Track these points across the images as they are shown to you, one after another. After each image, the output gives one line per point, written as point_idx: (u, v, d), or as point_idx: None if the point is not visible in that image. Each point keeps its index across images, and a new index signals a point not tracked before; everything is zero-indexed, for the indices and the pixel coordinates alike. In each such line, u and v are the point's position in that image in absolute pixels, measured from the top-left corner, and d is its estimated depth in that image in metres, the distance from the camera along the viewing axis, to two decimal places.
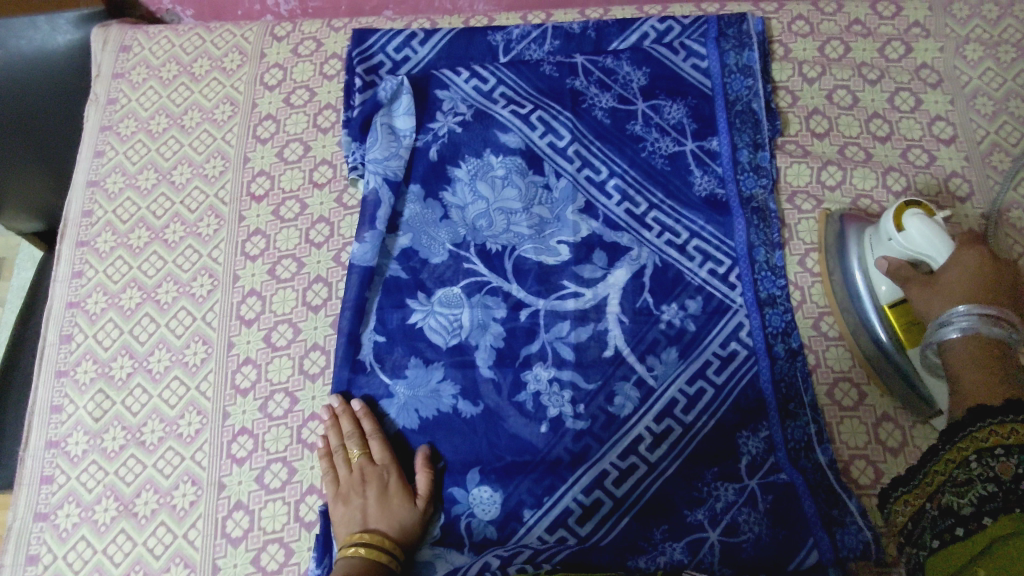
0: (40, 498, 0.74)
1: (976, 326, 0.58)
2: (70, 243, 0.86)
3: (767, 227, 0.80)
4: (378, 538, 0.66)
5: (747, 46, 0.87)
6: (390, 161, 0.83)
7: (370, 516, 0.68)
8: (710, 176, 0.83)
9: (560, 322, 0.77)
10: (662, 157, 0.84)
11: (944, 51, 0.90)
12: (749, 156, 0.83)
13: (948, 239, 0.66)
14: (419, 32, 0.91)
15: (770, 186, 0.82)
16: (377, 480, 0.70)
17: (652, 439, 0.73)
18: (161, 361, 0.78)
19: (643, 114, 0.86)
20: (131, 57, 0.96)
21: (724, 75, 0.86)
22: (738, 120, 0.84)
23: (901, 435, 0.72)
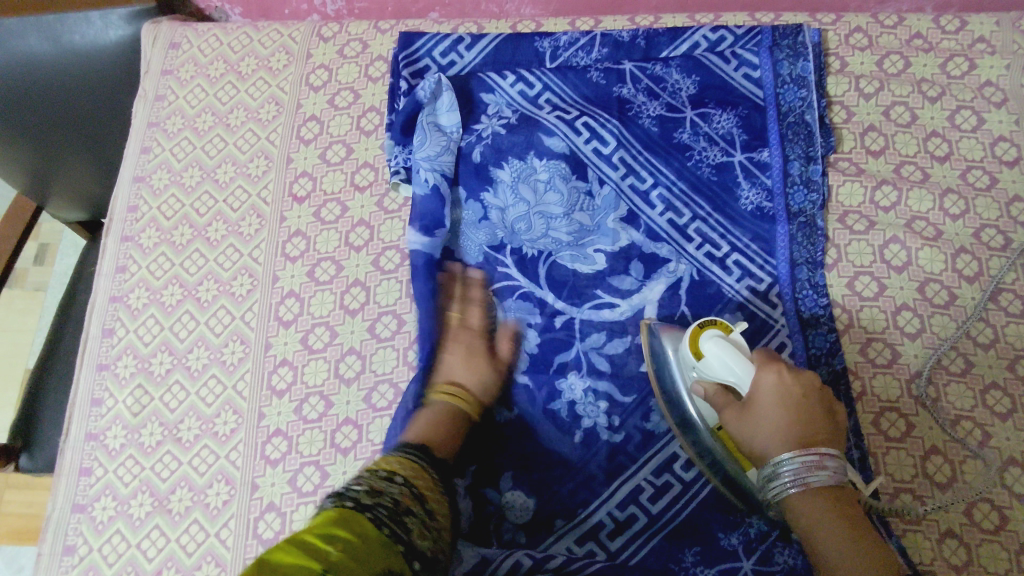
0: (79, 489, 0.75)
1: (804, 474, 0.53)
2: (115, 238, 0.87)
3: (812, 244, 0.78)
4: (459, 391, 0.68)
5: (802, 56, 0.84)
6: (442, 157, 0.81)
7: (452, 366, 0.71)
8: (758, 188, 0.80)
9: (596, 333, 0.75)
10: (710, 167, 0.82)
11: (1010, 69, 0.86)
12: (801, 169, 0.80)
13: (746, 360, 0.60)
14: (466, 36, 0.91)
15: (820, 202, 0.80)
16: (467, 340, 0.73)
17: (688, 455, 0.71)
18: (199, 358, 0.79)
19: (691, 121, 0.84)
20: (180, 54, 0.97)
21: (777, 85, 0.84)
22: (790, 132, 0.82)
23: (951, 469, 0.69)
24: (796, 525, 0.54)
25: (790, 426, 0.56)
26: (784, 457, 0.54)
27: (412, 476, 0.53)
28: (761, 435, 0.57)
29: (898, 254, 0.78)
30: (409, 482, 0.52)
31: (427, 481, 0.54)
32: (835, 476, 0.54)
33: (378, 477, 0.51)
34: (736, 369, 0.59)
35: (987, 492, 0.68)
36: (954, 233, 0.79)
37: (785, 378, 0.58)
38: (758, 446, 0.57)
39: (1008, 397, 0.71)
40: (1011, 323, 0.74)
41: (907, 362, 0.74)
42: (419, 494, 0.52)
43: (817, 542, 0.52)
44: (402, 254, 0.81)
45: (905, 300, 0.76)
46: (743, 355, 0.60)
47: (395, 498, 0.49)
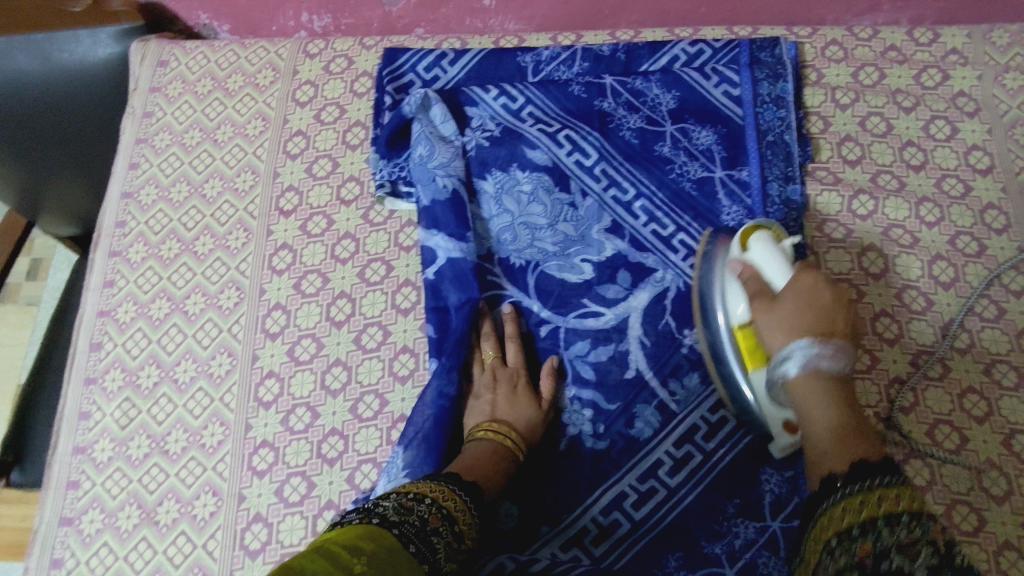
0: (67, 502, 0.75)
1: (814, 356, 0.57)
2: (104, 253, 0.88)
3: (795, 260, 0.79)
4: (499, 427, 0.69)
5: (781, 77, 0.86)
6: (455, 162, 0.84)
7: (498, 408, 0.71)
8: (738, 206, 0.82)
9: (580, 341, 0.77)
10: (691, 181, 0.83)
11: (982, 80, 0.88)
12: (779, 188, 0.82)
13: (787, 267, 0.65)
14: (449, 52, 0.92)
15: (799, 220, 0.81)
16: (508, 380, 0.73)
17: (673, 464, 0.72)
18: (187, 370, 0.80)
19: (671, 136, 0.85)
20: (168, 71, 0.98)
21: (756, 104, 0.85)
22: (769, 151, 0.83)
23: (930, 473, 0.70)
24: (800, 403, 0.58)
25: (807, 313, 0.60)
26: (799, 342, 0.58)
27: (438, 497, 0.55)
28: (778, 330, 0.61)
29: (875, 261, 0.79)
30: (435, 502, 0.54)
31: (453, 501, 0.55)
32: (843, 365, 0.57)
33: (404, 497, 0.52)
34: (774, 271, 0.65)
35: (964, 494, 0.69)
36: (930, 240, 0.80)
37: (819, 282, 0.62)
38: (775, 334, 0.61)
39: (984, 400, 0.72)
40: (987, 328, 0.76)
41: (886, 366, 0.75)
42: (447, 514, 0.53)
43: (821, 451, 0.56)
44: (388, 266, 0.83)
45: (883, 307, 0.77)
46: (785, 263, 0.65)
47: (422, 516, 0.51)
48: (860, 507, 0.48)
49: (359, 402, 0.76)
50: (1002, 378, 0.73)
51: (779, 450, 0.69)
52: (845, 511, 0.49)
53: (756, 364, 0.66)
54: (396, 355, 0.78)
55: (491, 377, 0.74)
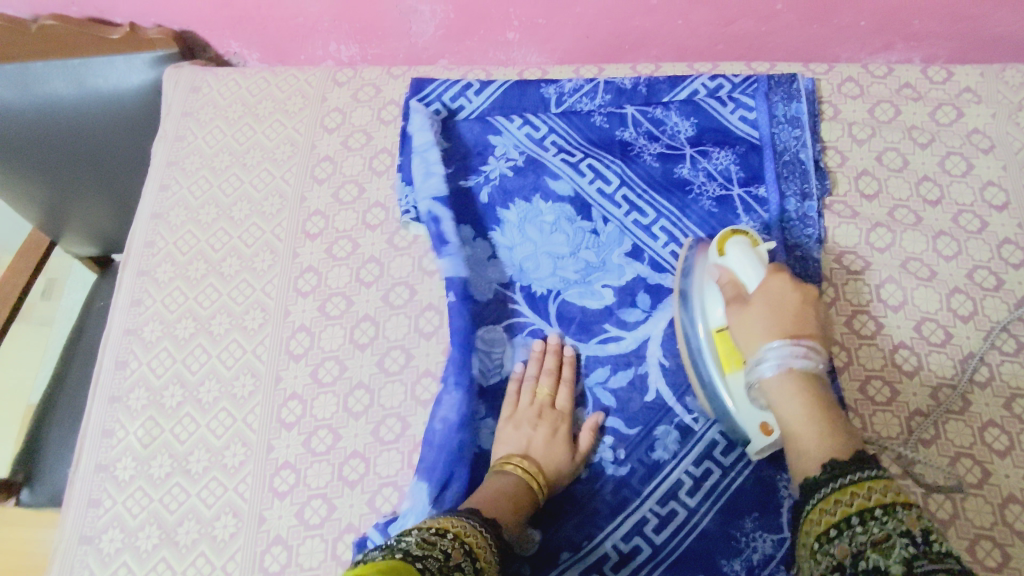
0: (87, 521, 0.75)
1: (789, 359, 0.57)
2: (131, 272, 0.90)
3: (811, 277, 0.80)
4: (534, 468, 0.68)
5: (795, 99, 0.89)
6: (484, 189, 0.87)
7: (534, 446, 0.70)
8: (757, 220, 0.83)
9: (599, 367, 0.77)
10: (710, 201, 0.85)
11: (996, 118, 0.90)
12: (796, 206, 0.83)
13: (760, 267, 0.66)
14: (474, 82, 0.95)
15: (818, 237, 0.82)
16: (551, 423, 0.72)
17: (693, 485, 0.71)
18: (210, 391, 0.80)
19: (690, 158, 0.87)
20: (201, 97, 1.00)
21: (773, 126, 0.87)
22: (785, 171, 0.85)
23: (952, 506, 0.70)
24: (779, 409, 0.58)
25: (778, 311, 0.61)
26: (774, 345, 0.58)
27: (460, 532, 0.54)
28: (755, 325, 0.62)
29: (894, 293, 0.80)
30: (457, 538, 0.53)
31: (476, 538, 0.55)
32: (817, 365, 0.58)
33: (426, 532, 0.52)
34: (749, 272, 0.66)
35: (988, 529, 0.68)
36: (949, 274, 0.81)
37: (787, 286, 0.63)
38: (748, 334, 0.62)
39: (1005, 434, 0.72)
40: (1006, 362, 0.76)
41: (906, 400, 0.75)
42: (469, 550, 0.52)
43: (793, 438, 0.57)
44: (412, 290, 0.84)
45: (902, 338, 0.78)
46: (758, 262, 0.66)
47: (444, 550, 0.50)
48: (833, 508, 0.48)
49: (381, 425, 0.76)
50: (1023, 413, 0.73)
51: (756, 451, 0.68)
52: (832, 506, 0.49)
53: (733, 365, 0.67)
54: (418, 378, 0.79)
55: (537, 413, 0.73)
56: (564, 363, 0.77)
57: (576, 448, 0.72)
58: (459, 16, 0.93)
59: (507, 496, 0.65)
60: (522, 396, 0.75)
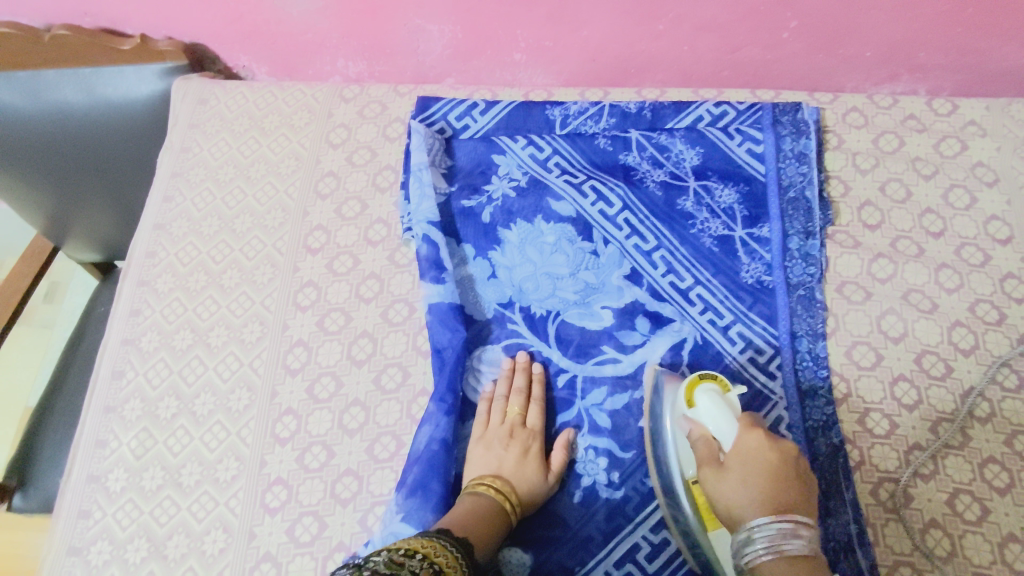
0: (76, 532, 0.75)
1: (777, 539, 0.53)
2: (132, 282, 0.90)
3: (813, 317, 0.80)
4: (504, 487, 0.67)
5: (804, 134, 0.88)
6: (485, 207, 0.87)
7: (505, 467, 0.70)
8: (758, 262, 0.83)
9: (597, 389, 0.77)
10: (712, 238, 0.85)
11: (1001, 151, 0.90)
12: (799, 244, 0.83)
13: (733, 420, 0.62)
14: (480, 102, 0.95)
15: (819, 274, 0.81)
16: (522, 441, 0.72)
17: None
18: (206, 404, 0.80)
19: (694, 191, 0.87)
20: (208, 109, 1.01)
21: (778, 160, 0.88)
22: (789, 209, 0.85)
23: (950, 544, 0.68)
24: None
25: (757, 480, 0.58)
26: (759, 520, 0.54)
27: (430, 553, 0.53)
28: (734, 485, 0.58)
29: (895, 325, 0.80)
30: (426, 558, 0.52)
31: (446, 558, 0.54)
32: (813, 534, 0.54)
33: (396, 552, 0.51)
34: (724, 427, 0.62)
35: (986, 568, 0.67)
36: (951, 307, 0.80)
37: (764, 444, 0.59)
38: (729, 500, 0.58)
39: (1006, 471, 0.71)
40: (1007, 398, 0.75)
41: (905, 434, 0.74)
42: (438, 569, 0.51)
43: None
44: (410, 308, 0.84)
45: (902, 371, 0.77)
46: (732, 415, 0.63)
47: (412, 571, 0.49)
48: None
49: (375, 444, 0.76)
50: None
51: None
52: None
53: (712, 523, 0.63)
54: (414, 397, 0.78)
55: (507, 433, 0.73)
56: (534, 380, 0.77)
57: (550, 466, 0.72)
58: (466, 36, 0.94)
59: (481, 516, 0.64)
60: (494, 416, 0.75)
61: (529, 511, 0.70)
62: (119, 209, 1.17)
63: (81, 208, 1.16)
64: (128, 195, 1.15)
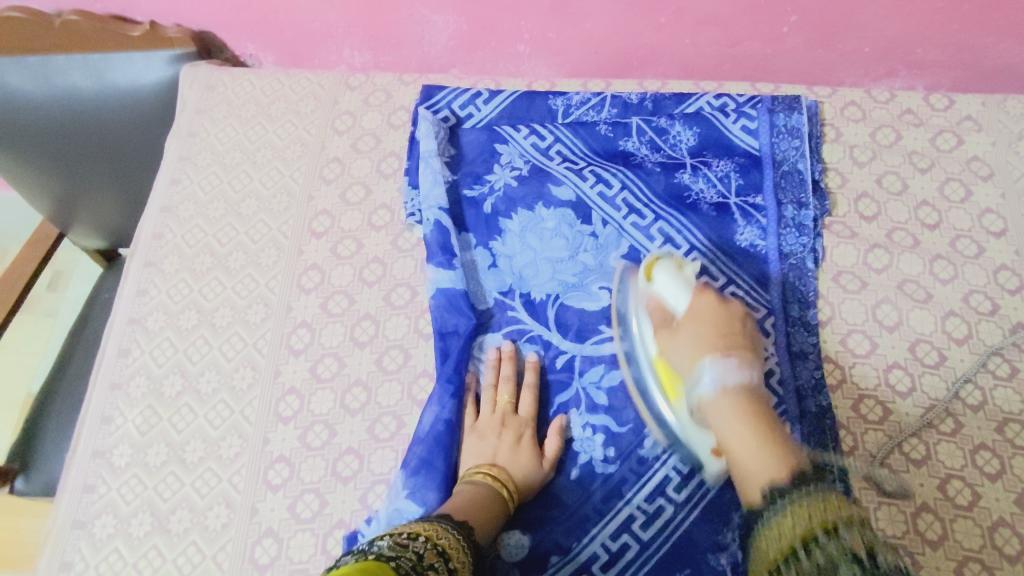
0: (81, 506, 0.76)
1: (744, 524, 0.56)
2: (138, 263, 0.91)
3: (803, 283, 0.82)
4: (502, 475, 0.68)
5: (796, 110, 0.90)
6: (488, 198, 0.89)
7: (499, 455, 0.71)
8: (753, 227, 0.85)
9: (593, 368, 0.78)
10: (708, 206, 0.86)
11: (996, 146, 0.91)
12: (793, 213, 0.85)
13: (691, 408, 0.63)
14: (483, 92, 0.97)
15: (811, 244, 0.84)
16: (515, 429, 0.73)
17: (681, 479, 0.72)
18: (210, 382, 0.81)
19: (691, 166, 0.89)
20: (215, 95, 1.02)
21: (773, 136, 0.89)
22: (783, 181, 0.87)
23: (941, 527, 0.69)
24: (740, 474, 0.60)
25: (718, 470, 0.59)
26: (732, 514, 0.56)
27: (432, 535, 0.54)
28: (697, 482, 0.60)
29: (890, 314, 0.81)
30: (429, 540, 0.53)
31: (449, 539, 0.55)
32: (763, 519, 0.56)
33: (400, 536, 0.51)
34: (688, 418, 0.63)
35: (977, 552, 0.68)
36: (945, 298, 0.82)
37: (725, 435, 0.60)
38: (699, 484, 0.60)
39: (996, 458, 0.72)
40: (999, 387, 0.76)
41: (898, 419, 0.75)
42: (441, 551, 0.52)
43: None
44: (413, 291, 0.85)
45: (896, 359, 0.79)
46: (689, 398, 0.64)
47: (416, 552, 0.50)
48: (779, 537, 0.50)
49: (377, 423, 0.77)
50: (1015, 437, 0.73)
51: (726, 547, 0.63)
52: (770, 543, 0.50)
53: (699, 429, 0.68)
54: (415, 378, 0.79)
55: (500, 421, 0.74)
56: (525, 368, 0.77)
57: (546, 453, 0.73)
58: (471, 27, 0.95)
59: (480, 504, 0.65)
60: (485, 406, 0.76)
61: (526, 497, 0.71)
62: (127, 195, 1.18)
63: (89, 193, 1.18)
64: (136, 181, 1.16)
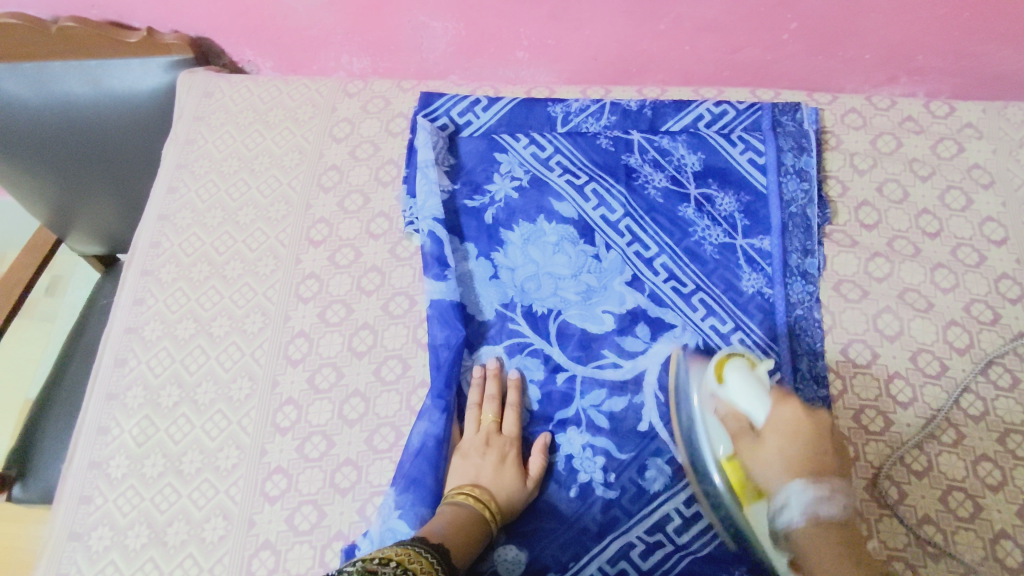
0: (77, 518, 0.75)
1: (812, 507, 0.58)
2: (136, 272, 0.91)
3: (811, 334, 0.80)
4: (484, 497, 0.68)
5: (806, 150, 0.90)
6: (489, 208, 0.88)
7: (482, 476, 0.71)
8: (759, 273, 0.83)
9: (597, 390, 0.77)
10: (713, 245, 0.85)
11: (997, 153, 0.91)
12: (798, 261, 0.84)
13: (766, 397, 0.64)
14: (483, 99, 0.96)
15: (817, 294, 0.82)
16: (499, 449, 0.73)
17: (682, 522, 0.71)
18: (207, 393, 0.81)
19: (695, 199, 0.88)
20: (213, 102, 1.01)
21: (780, 173, 0.88)
22: (791, 225, 0.85)
23: (943, 539, 0.69)
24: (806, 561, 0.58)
25: (792, 449, 0.61)
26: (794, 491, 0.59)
27: (405, 560, 0.53)
28: (771, 468, 0.61)
29: (891, 323, 0.81)
30: (401, 564, 0.52)
31: (421, 564, 0.54)
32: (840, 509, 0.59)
33: (371, 561, 0.51)
34: (756, 408, 0.64)
35: (978, 563, 0.68)
36: (946, 307, 0.81)
37: (799, 414, 0.63)
38: (770, 471, 0.61)
39: (998, 469, 0.72)
40: (1000, 397, 0.76)
41: (899, 430, 0.75)
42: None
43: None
44: (411, 300, 0.84)
45: (897, 369, 0.78)
46: (761, 390, 0.65)
47: None
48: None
49: (375, 434, 0.77)
50: (1016, 448, 0.73)
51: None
52: None
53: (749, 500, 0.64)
54: (414, 389, 0.79)
55: (484, 441, 0.73)
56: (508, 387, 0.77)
57: (528, 473, 0.72)
58: (470, 33, 0.95)
59: (462, 527, 0.65)
60: (469, 425, 0.75)
61: (508, 518, 0.70)
62: (125, 200, 1.18)
63: (86, 199, 1.17)
64: (133, 186, 1.16)
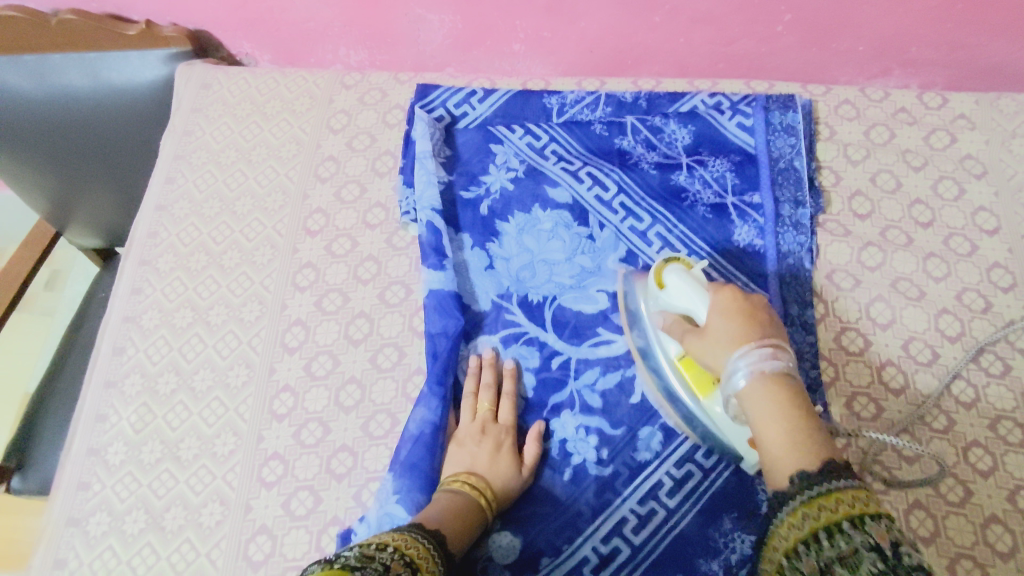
0: (76, 503, 0.76)
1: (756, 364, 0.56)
2: (133, 262, 0.91)
3: (800, 284, 0.82)
4: (480, 485, 0.68)
5: (791, 109, 0.91)
6: (484, 199, 0.89)
7: (478, 463, 0.71)
8: (750, 227, 0.85)
9: (589, 370, 0.78)
10: (706, 206, 0.87)
11: (990, 144, 0.91)
12: (789, 211, 0.85)
13: (703, 291, 0.65)
14: (478, 90, 0.97)
15: (808, 243, 0.84)
16: (494, 437, 0.73)
17: (673, 485, 0.72)
18: (205, 380, 0.81)
19: (686, 166, 0.89)
20: (210, 94, 1.02)
21: (768, 134, 0.90)
22: (780, 178, 0.87)
23: (934, 523, 0.69)
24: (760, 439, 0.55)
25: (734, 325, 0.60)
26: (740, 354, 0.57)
27: (402, 545, 0.54)
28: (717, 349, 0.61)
29: (883, 312, 0.81)
30: (397, 550, 0.53)
31: (417, 549, 0.55)
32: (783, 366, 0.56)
33: (368, 546, 0.51)
34: (695, 301, 0.65)
35: (969, 548, 0.68)
36: (938, 295, 0.82)
37: (737, 296, 0.63)
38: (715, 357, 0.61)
39: (989, 455, 0.73)
40: (992, 384, 0.76)
41: (891, 417, 0.75)
42: (409, 563, 0.52)
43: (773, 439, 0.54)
44: (407, 289, 0.85)
45: (890, 356, 0.79)
46: (698, 286, 0.66)
47: (383, 562, 0.50)
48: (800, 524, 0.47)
49: (371, 421, 0.77)
50: (1007, 434, 0.74)
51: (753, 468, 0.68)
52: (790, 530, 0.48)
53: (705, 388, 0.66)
54: (409, 376, 0.80)
55: (479, 429, 0.74)
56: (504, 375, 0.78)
57: (523, 461, 0.73)
58: (466, 26, 0.95)
59: (458, 514, 0.65)
60: (464, 413, 0.76)
61: (503, 507, 0.71)
62: (123, 191, 1.19)
63: (85, 190, 1.18)
64: (130, 177, 1.16)
